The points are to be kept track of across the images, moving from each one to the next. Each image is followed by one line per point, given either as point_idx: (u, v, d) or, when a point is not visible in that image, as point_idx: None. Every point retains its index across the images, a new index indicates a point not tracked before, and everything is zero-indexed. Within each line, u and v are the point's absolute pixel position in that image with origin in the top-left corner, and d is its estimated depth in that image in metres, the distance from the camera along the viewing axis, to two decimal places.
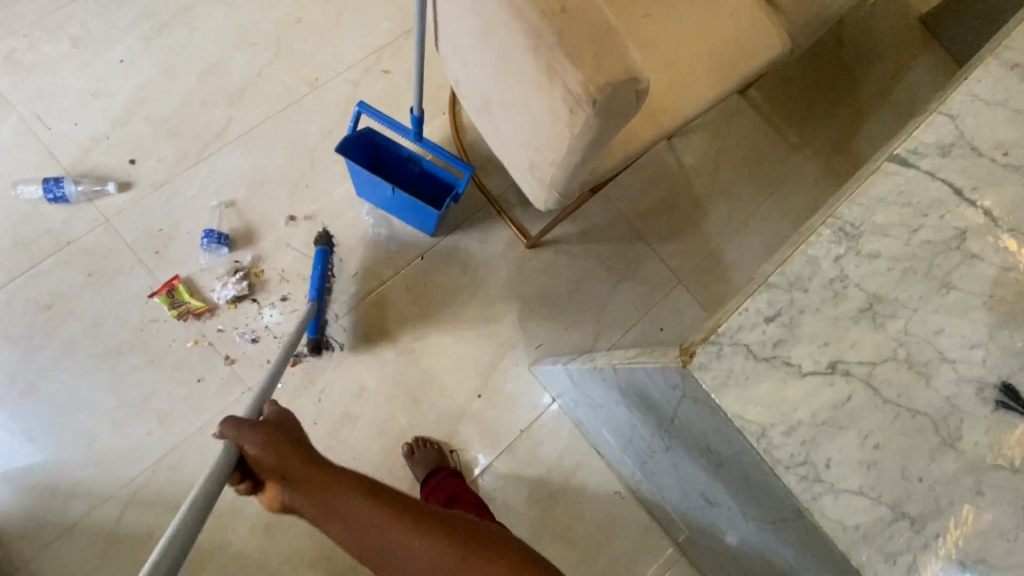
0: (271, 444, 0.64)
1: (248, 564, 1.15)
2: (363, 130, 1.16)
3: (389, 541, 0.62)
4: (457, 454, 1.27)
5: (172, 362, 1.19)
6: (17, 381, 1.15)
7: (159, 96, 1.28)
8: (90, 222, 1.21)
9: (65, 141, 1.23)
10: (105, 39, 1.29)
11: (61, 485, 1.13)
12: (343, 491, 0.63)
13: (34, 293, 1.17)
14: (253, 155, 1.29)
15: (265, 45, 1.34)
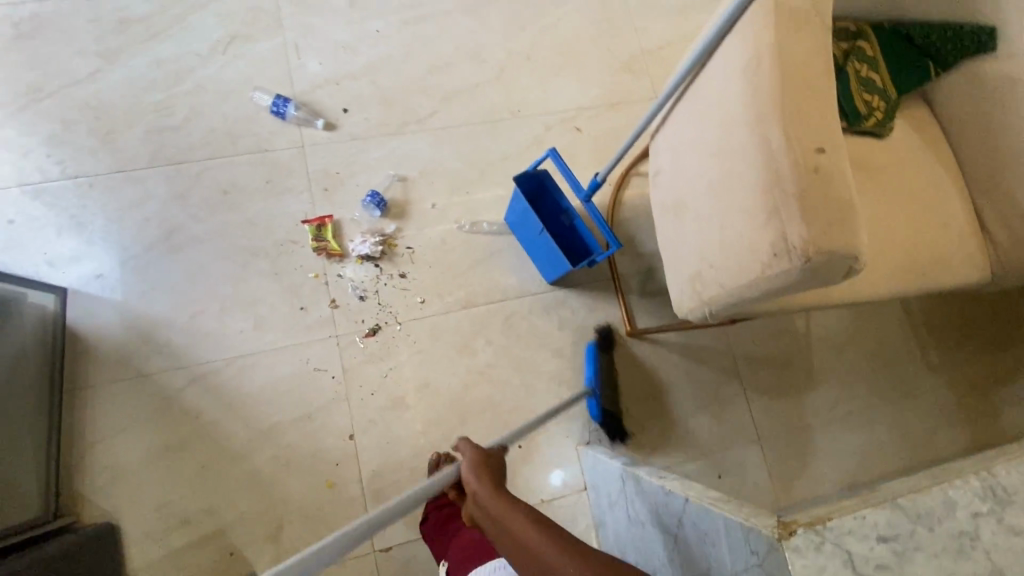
0: (482, 469, 0.71)
1: (257, 486, 1.20)
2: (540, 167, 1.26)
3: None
4: None
5: (289, 283, 1.30)
6: (169, 237, 1.30)
7: (391, 70, 1.46)
8: (290, 142, 1.38)
9: (305, 73, 1.42)
10: (374, 10, 1.49)
11: (154, 337, 1.25)
12: (539, 526, 0.64)
13: (219, 176, 1.34)
14: (437, 148, 1.42)
15: (491, 66, 1.50)
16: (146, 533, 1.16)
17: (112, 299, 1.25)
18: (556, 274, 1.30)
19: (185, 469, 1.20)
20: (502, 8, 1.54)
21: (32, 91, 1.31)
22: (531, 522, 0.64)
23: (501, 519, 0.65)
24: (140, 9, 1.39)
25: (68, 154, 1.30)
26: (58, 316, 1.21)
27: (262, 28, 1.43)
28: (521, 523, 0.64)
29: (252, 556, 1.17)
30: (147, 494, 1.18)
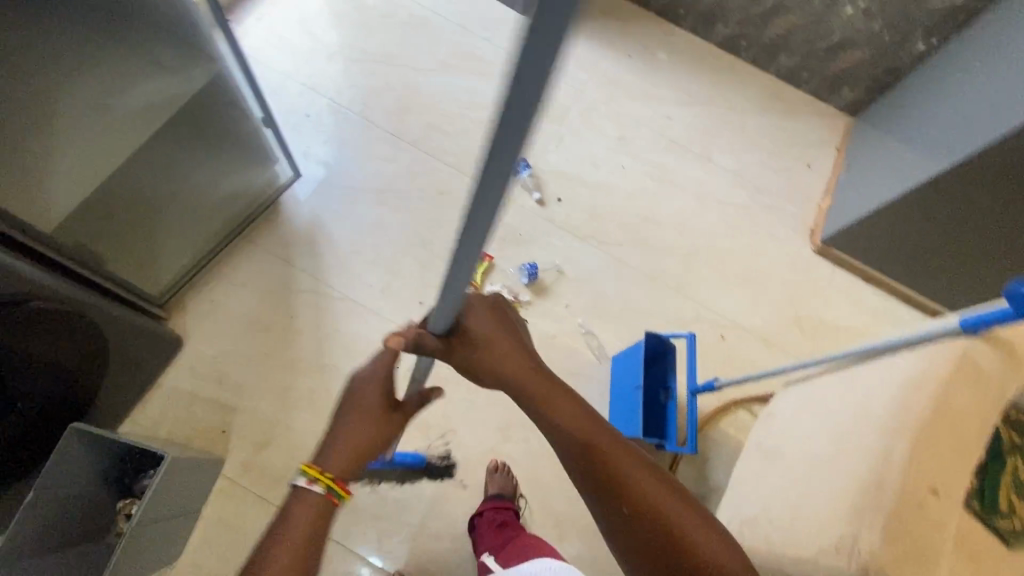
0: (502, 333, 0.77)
1: (282, 400, 1.30)
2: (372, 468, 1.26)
3: (602, 445, 0.77)
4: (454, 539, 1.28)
5: (428, 280, 1.48)
6: (382, 192, 1.56)
7: (613, 197, 1.67)
8: (507, 192, 1.62)
9: (553, 157, 1.69)
10: (632, 152, 1.74)
11: (316, 243, 1.46)
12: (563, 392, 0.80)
13: (446, 179, 1.61)
14: (603, 270, 1.57)
15: (687, 245, 1.65)
16: (188, 369, 1.29)
17: (314, 202, 1.50)
18: (351, 474, 1.24)
19: (251, 345, 1.33)
20: (726, 213, 1.71)
21: (383, 56, 1.71)
22: (589, 423, 0.79)
23: (557, 420, 0.79)
24: (485, 52, 1.78)
25: (370, 103, 1.65)
26: (278, 189, 1.47)
27: (548, 112, 1.75)
28: (553, 392, 0.79)
29: (235, 447, 1.25)
30: (214, 340, 1.32)
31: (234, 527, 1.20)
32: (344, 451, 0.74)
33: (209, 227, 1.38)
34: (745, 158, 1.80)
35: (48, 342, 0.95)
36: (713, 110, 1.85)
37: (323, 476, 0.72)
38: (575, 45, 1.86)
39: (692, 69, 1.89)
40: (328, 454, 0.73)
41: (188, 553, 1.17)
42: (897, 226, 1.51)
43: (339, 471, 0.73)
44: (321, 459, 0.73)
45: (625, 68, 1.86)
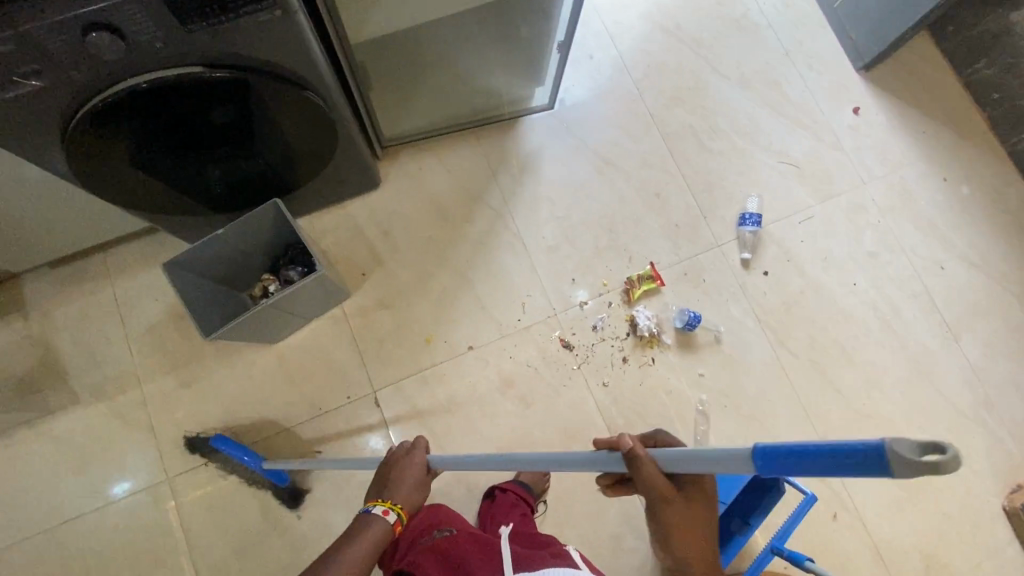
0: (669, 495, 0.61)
1: (416, 281, 1.38)
2: (211, 436, 1.26)
3: None
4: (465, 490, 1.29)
5: (593, 265, 1.44)
6: (607, 163, 1.51)
7: (821, 306, 1.45)
8: (718, 234, 1.48)
9: (790, 229, 1.49)
10: (875, 276, 1.48)
11: (524, 173, 1.48)
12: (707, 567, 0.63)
13: (671, 187, 1.50)
14: (758, 367, 1.40)
15: (863, 403, 1.40)
16: (369, 207, 1.41)
17: (547, 137, 1.50)
18: (213, 450, 1.26)
19: (423, 221, 1.41)
20: (931, 402, 1.42)
21: (693, 41, 1.61)
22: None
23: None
24: (792, 91, 1.60)
25: (652, 77, 1.58)
26: (525, 109, 1.50)
27: (816, 184, 1.53)
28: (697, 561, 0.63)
29: (360, 291, 1.36)
30: (399, 199, 1.42)
31: (323, 349, 1.33)
32: (404, 489, 0.83)
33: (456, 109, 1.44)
34: (998, 363, 1.46)
35: (296, 129, 1.06)
36: (998, 291, 1.51)
37: (387, 503, 0.80)
38: (892, 135, 1.59)
39: (1002, 234, 1.55)
40: (394, 487, 0.83)
41: (282, 344, 1.33)
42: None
43: (403, 500, 0.82)
44: (388, 493, 0.82)
45: (930, 189, 1.56)
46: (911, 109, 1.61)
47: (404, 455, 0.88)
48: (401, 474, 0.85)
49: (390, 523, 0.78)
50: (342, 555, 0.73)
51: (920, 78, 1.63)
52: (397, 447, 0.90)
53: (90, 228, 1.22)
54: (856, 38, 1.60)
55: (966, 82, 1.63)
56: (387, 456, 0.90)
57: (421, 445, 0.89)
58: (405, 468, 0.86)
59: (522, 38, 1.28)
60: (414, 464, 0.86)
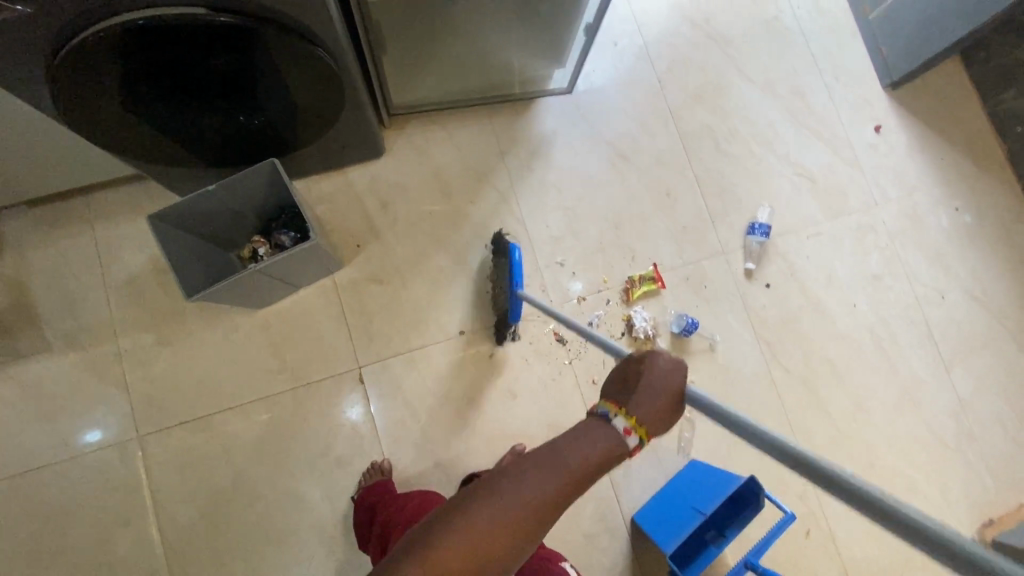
0: None
1: (412, 257, 1.34)
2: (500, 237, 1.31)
3: None
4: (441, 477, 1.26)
5: (595, 260, 1.41)
6: (621, 157, 1.46)
7: (820, 325, 1.44)
8: (725, 241, 1.45)
9: (797, 244, 1.47)
10: (876, 300, 1.47)
11: (533, 158, 1.43)
12: None
13: (682, 187, 1.47)
14: (750, 380, 1.39)
15: (849, 425, 1.40)
16: (370, 177, 1.36)
17: (561, 123, 1.45)
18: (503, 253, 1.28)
19: (424, 197, 1.36)
20: (915, 431, 1.42)
21: (722, 38, 1.55)
22: None
23: None
24: (815, 101, 1.55)
25: (675, 72, 1.52)
26: (542, 91, 1.44)
27: (828, 199, 1.50)
28: None
29: (354, 263, 1.32)
30: (403, 171, 1.37)
31: (309, 317, 1.29)
32: (653, 402, 0.59)
33: (469, 83, 1.37)
34: (985, 397, 1.46)
35: (302, 87, 1.00)
36: (995, 326, 1.50)
37: (629, 417, 0.58)
38: (910, 159, 1.56)
39: (1006, 270, 1.54)
40: (637, 397, 0.58)
41: (268, 311, 1.28)
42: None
43: (649, 422, 0.58)
44: (631, 403, 0.58)
45: (941, 216, 1.54)
46: (932, 133, 1.58)
47: (658, 367, 0.60)
48: (651, 387, 0.59)
49: (629, 447, 0.58)
50: (554, 459, 0.55)
51: (945, 102, 1.60)
52: (651, 350, 0.61)
53: (74, 170, 1.15)
54: (887, 54, 1.56)
55: (990, 111, 1.60)
56: (633, 357, 0.62)
57: (683, 372, 0.60)
58: (658, 381, 0.59)
59: (547, 16, 1.22)
60: (676, 381, 0.60)
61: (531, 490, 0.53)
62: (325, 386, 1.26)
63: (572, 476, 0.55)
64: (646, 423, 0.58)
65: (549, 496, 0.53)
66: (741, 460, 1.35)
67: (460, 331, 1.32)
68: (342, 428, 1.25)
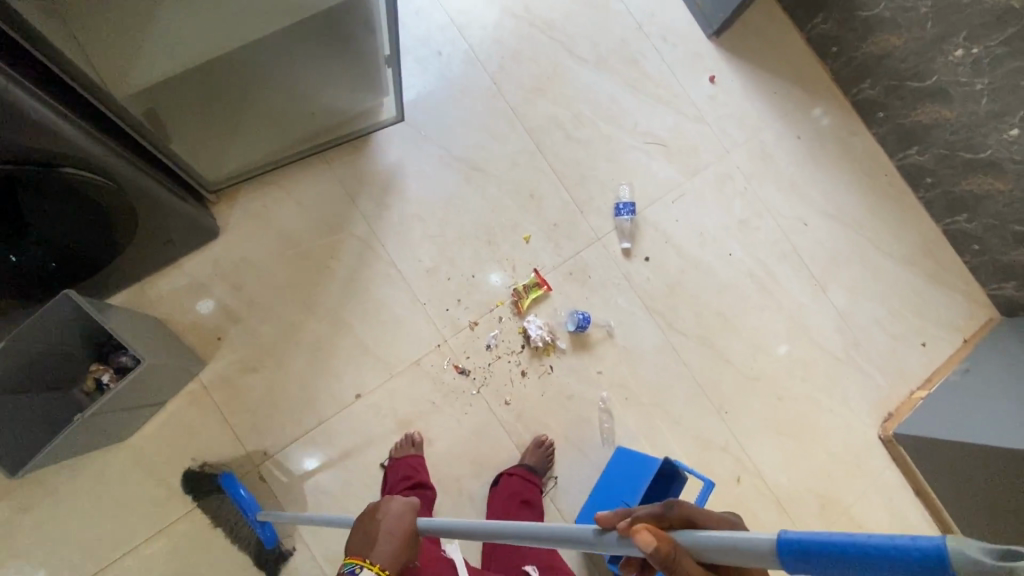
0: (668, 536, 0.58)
1: (282, 334, 1.24)
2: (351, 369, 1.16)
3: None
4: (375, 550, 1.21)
5: (477, 282, 1.37)
6: (476, 170, 1.42)
7: (703, 282, 1.48)
8: (597, 227, 1.45)
9: (664, 210, 1.50)
10: (748, 244, 1.53)
11: (385, 193, 1.35)
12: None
13: (544, 185, 1.45)
14: (652, 355, 1.42)
15: (752, 368, 1.47)
16: (212, 262, 1.24)
17: (405, 149, 1.37)
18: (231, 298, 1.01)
19: (279, 267, 1.27)
20: (809, 355, 1.51)
21: (544, 24, 1.52)
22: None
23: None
24: (649, 66, 1.57)
25: (508, 69, 1.48)
26: (375, 124, 1.35)
27: (683, 160, 1.54)
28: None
29: (220, 359, 1.21)
30: (247, 246, 1.26)
31: (185, 431, 1.18)
32: (388, 547, 0.74)
33: (291, 134, 1.25)
34: (862, 305, 1.57)
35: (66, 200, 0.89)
36: (855, 238, 1.61)
37: (374, 566, 0.72)
38: (748, 101, 1.62)
39: (854, 182, 1.65)
40: (378, 547, 0.74)
41: (136, 437, 1.16)
42: (971, 470, 1.32)
43: (386, 562, 0.73)
44: (372, 552, 0.74)
45: (787, 148, 1.62)
46: (761, 70, 1.64)
47: (390, 515, 0.77)
48: (386, 533, 0.75)
49: None
50: None
51: (768, 38, 1.66)
52: (382, 507, 0.78)
53: None
54: (704, 5, 1.58)
55: (809, 37, 1.67)
56: (368, 514, 0.78)
57: (410, 513, 0.77)
58: (392, 527, 0.76)
59: (351, 44, 1.12)
60: (406, 522, 0.76)
61: None
62: (224, 497, 1.17)
63: None
64: (385, 569, 0.73)
65: None
66: (663, 431, 1.39)
67: (355, 396, 1.25)
68: (258, 531, 1.17)
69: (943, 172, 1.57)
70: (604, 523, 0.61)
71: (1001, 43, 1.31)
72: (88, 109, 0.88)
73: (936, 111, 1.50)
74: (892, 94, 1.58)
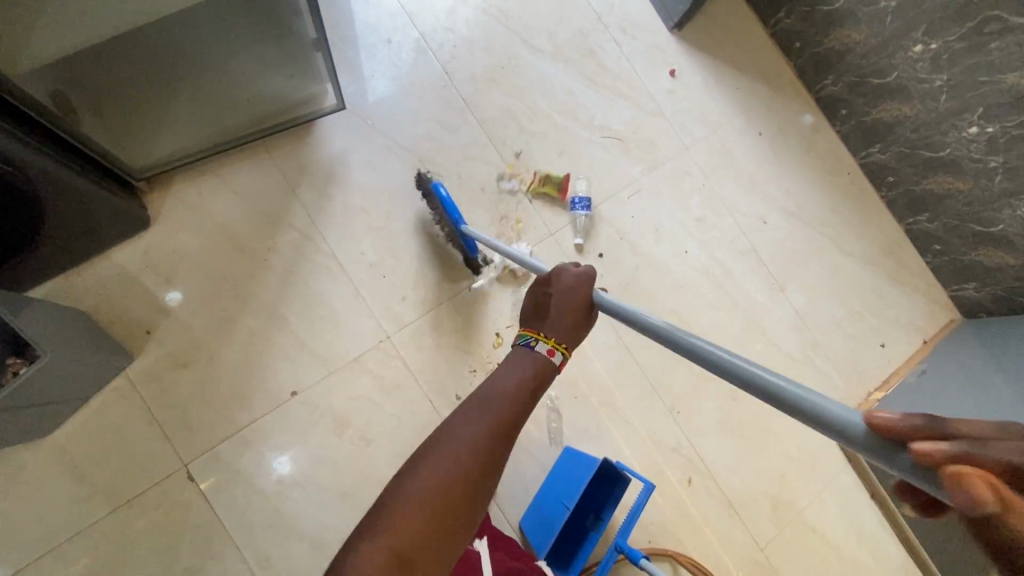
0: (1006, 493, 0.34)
1: (215, 328, 1.21)
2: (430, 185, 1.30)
3: None
4: (306, 550, 1.17)
5: (423, 276, 1.33)
6: (424, 161, 1.38)
7: (657, 279, 1.45)
8: (550, 222, 1.42)
9: (620, 206, 1.47)
10: (705, 241, 1.50)
11: (328, 184, 1.31)
12: None
13: (495, 179, 1.41)
14: (604, 353, 1.39)
15: (706, 368, 1.44)
16: (142, 253, 1.19)
17: (350, 138, 1.33)
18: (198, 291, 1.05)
19: (214, 259, 1.23)
20: (765, 354, 1.49)
21: (501, 12, 1.48)
22: None
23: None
24: (607, 58, 1.53)
25: (460, 58, 1.44)
26: (315, 112, 1.30)
27: (639, 155, 1.51)
28: None
29: (148, 353, 1.17)
30: (179, 237, 1.21)
31: (108, 427, 1.14)
32: (563, 319, 0.75)
33: (221, 117, 1.20)
34: (820, 305, 1.55)
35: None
36: (816, 236, 1.59)
37: (550, 339, 0.74)
38: (708, 96, 1.59)
39: (816, 180, 1.62)
40: (553, 320, 0.74)
41: (56, 434, 1.11)
42: None
43: (565, 336, 0.75)
44: (546, 326, 0.75)
45: (747, 145, 1.59)
46: (723, 65, 1.61)
47: (564, 286, 0.76)
48: (559, 306, 0.75)
49: (555, 362, 0.73)
50: (497, 386, 0.68)
51: (731, 32, 1.63)
52: (558, 271, 0.77)
53: None
54: None
55: (773, 32, 1.64)
56: (541, 285, 0.78)
57: (586, 283, 0.76)
58: (564, 300, 0.75)
59: (278, 18, 1.08)
60: (577, 294, 0.76)
61: (479, 432, 0.64)
62: (148, 496, 1.13)
63: (515, 397, 0.68)
64: (564, 340, 0.74)
65: (503, 417, 0.65)
66: (614, 431, 1.36)
67: (290, 392, 1.21)
68: (185, 532, 1.13)
69: (904, 170, 1.54)
70: (879, 430, 0.39)
71: (959, 38, 1.28)
72: None
73: (896, 107, 1.48)
74: (854, 91, 1.55)
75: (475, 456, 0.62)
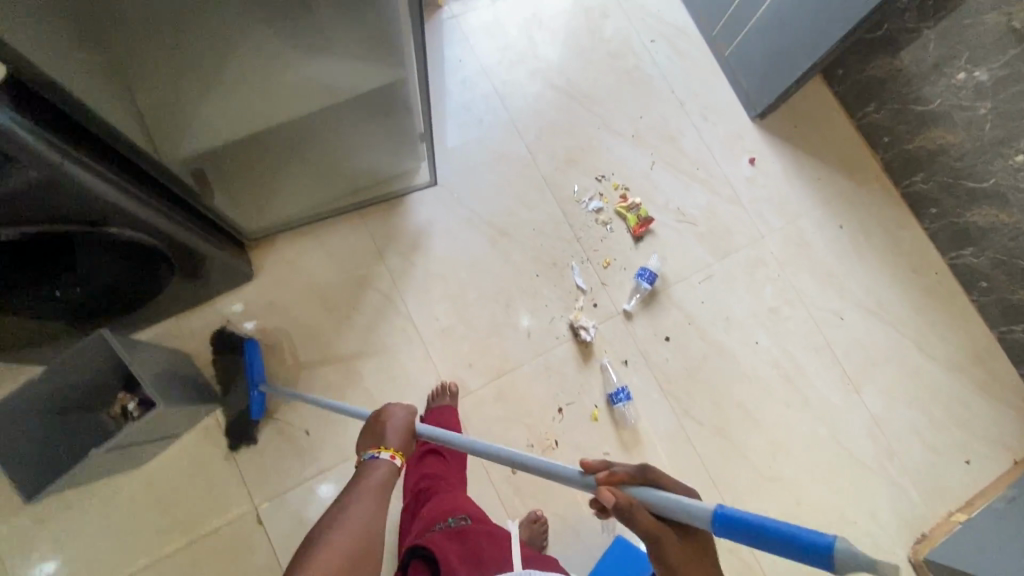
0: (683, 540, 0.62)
1: (297, 379, 1.30)
2: (244, 339, 1.29)
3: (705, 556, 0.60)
4: None
5: (490, 345, 1.37)
6: (503, 234, 1.44)
7: (723, 369, 1.43)
8: (619, 301, 1.44)
9: (690, 290, 1.47)
10: (776, 333, 1.48)
11: (412, 250, 1.39)
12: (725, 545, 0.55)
13: (569, 255, 1.46)
14: (664, 439, 1.37)
15: (770, 466, 1.39)
16: (242, 304, 1.31)
17: (436, 210, 1.42)
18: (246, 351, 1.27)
19: (303, 314, 1.33)
20: (835, 459, 1.42)
21: (585, 98, 1.56)
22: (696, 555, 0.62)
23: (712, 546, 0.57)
24: (686, 144, 1.57)
25: (544, 139, 1.52)
26: (406, 187, 1.40)
27: (713, 242, 1.51)
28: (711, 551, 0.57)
29: (236, 397, 1.27)
30: (275, 292, 1.33)
31: (194, 463, 1.23)
32: (397, 435, 0.85)
33: (325, 191, 1.32)
34: (898, 411, 1.47)
35: None
36: (896, 337, 1.52)
37: (391, 448, 0.82)
38: (788, 185, 1.58)
39: (898, 278, 1.56)
40: (389, 435, 0.84)
41: (150, 466, 1.22)
42: None
43: (399, 445, 0.84)
44: (380, 443, 0.83)
45: (827, 237, 1.56)
46: (806, 155, 1.61)
47: (401, 411, 0.88)
48: (394, 426, 0.86)
49: (398, 465, 0.80)
50: (348, 499, 0.72)
51: (815, 122, 1.62)
52: (395, 407, 0.89)
53: None
54: (748, 88, 1.58)
55: (859, 125, 1.63)
56: (376, 415, 0.88)
57: (410, 406, 0.91)
58: (395, 420, 0.87)
59: (395, 122, 1.21)
60: (400, 416, 0.87)
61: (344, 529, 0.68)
62: (220, 534, 1.20)
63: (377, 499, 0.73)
64: (399, 448, 0.83)
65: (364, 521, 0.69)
66: None
67: (357, 448, 1.27)
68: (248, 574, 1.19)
69: (998, 277, 1.47)
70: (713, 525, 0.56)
71: None
72: (150, 181, 0.96)
73: (991, 213, 1.42)
74: (946, 191, 1.50)
75: (371, 518, 0.70)
